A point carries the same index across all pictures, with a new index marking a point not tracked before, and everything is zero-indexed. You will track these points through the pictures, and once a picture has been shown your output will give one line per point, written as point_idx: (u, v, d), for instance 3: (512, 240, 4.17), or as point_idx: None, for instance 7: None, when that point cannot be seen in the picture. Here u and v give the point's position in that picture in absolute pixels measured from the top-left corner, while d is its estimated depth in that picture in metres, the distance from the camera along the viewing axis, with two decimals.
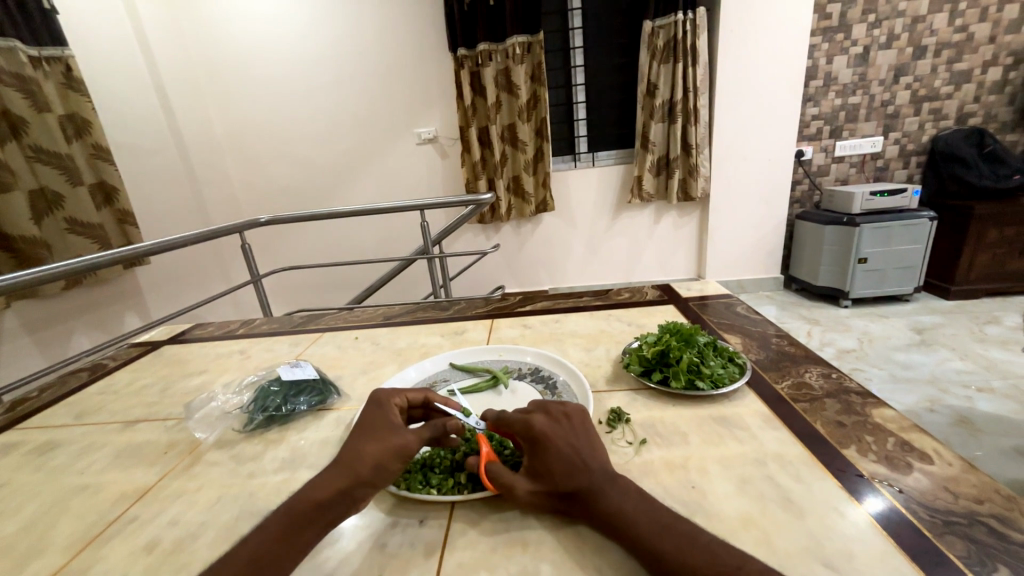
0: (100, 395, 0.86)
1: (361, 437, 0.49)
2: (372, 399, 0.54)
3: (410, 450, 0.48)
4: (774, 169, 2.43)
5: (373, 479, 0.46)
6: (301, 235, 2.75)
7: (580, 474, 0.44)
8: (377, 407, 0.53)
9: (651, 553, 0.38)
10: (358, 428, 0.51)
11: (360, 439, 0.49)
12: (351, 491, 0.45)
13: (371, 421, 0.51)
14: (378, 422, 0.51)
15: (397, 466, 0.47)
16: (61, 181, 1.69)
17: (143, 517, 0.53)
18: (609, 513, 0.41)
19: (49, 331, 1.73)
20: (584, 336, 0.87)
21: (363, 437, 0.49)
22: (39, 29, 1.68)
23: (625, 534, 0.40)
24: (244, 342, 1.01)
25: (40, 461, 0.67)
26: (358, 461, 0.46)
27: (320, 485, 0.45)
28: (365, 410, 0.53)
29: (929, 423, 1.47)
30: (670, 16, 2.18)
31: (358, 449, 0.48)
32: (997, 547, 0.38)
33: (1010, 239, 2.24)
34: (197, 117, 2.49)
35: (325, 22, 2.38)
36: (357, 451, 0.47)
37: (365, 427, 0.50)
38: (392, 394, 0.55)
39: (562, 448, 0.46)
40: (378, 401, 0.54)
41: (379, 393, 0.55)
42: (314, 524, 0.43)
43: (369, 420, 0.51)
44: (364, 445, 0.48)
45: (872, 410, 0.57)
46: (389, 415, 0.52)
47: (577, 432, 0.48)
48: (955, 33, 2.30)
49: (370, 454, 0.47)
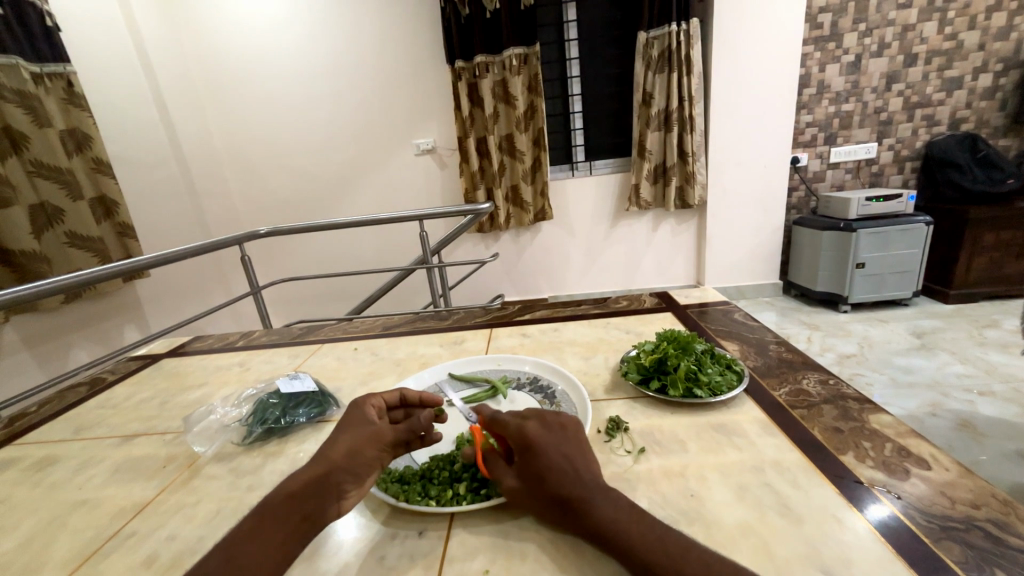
0: (100, 409, 0.86)
1: (337, 433, 0.52)
2: (353, 403, 0.57)
3: (384, 438, 0.50)
4: (769, 176, 2.45)
5: (348, 466, 0.47)
6: (301, 246, 2.77)
7: (566, 479, 0.44)
8: (355, 407, 0.55)
9: (637, 559, 0.38)
10: (336, 427, 0.53)
11: (336, 436, 0.51)
12: (327, 477, 0.46)
13: (348, 419, 0.54)
14: (354, 418, 0.53)
15: (372, 453, 0.49)
16: (61, 196, 1.70)
17: (142, 531, 0.53)
18: (598, 524, 0.41)
19: (49, 345, 1.73)
20: (583, 344, 0.87)
21: (339, 432, 0.52)
22: (43, 47, 1.71)
23: (615, 541, 0.40)
24: (244, 354, 1.02)
25: (39, 476, 0.67)
26: (332, 452, 0.49)
27: (295, 479, 0.47)
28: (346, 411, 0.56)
29: (931, 429, 1.46)
30: (663, 27, 2.22)
31: (331, 444, 0.50)
32: (994, 551, 0.38)
33: (1007, 243, 2.25)
34: (197, 131, 2.52)
35: (325, 35, 2.42)
36: (331, 444, 0.50)
37: (341, 426, 0.53)
38: (370, 395, 0.58)
39: (552, 455, 0.46)
40: (356, 402, 0.56)
41: (358, 397, 0.57)
42: (291, 518, 0.43)
43: (347, 418, 0.54)
44: (338, 438, 0.50)
45: (869, 416, 0.58)
46: (367, 410, 0.54)
47: (567, 434, 0.49)
48: (945, 40, 2.34)
49: (344, 445, 0.49)
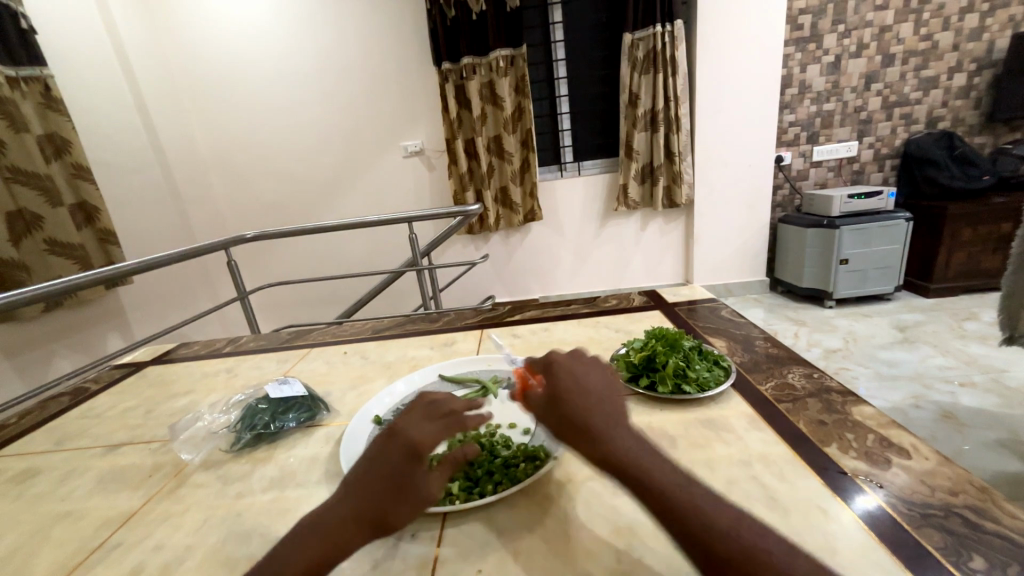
0: (83, 419, 0.84)
1: (392, 484, 0.43)
2: (408, 435, 0.45)
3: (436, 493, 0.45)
4: (754, 175, 2.49)
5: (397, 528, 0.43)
6: (289, 250, 2.74)
7: (601, 414, 0.43)
8: (414, 447, 0.44)
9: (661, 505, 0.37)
10: (383, 451, 0.46)
11: (393, 490, 0.43)
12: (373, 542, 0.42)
13: (404, 463, 0.44)
14: (414, 469, 0.44)
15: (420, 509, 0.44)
16: (41, 203, 1.67)
17: (128, 542, 0.52)
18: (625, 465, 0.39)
19: (29, 355, 1.69)
20: (573, 343, 0.87)
21: (394, 485, 0.43)
22: (18, 50, 1.67)
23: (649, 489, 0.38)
24: (231, 360, 1.00)
25: (20, 489, 0.65)
26: (387, 517, 0.42)
27: (339, 539, 0.41)
28: (398, 441, 0.45)
29: (914, 420, 1.50)
30: (648, 29, 2.24)
31: (389, 504, 0.43)
32: (971, 536, 0.39)
33: (984, 237, 2.31)
34: (180, 134, 2.48)
35: (310, 38, 2.40)
36: (387, 506, 0.43)
37: (396, 474, 0.44)
38: (431, 427, 0.46)
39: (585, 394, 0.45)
40: (413, 439, 0.45)
41: (421, 433, 0.45)
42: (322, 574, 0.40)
43: (401, 461, 0.44)
44: (394, 495, 0.43)
45: (852, 408, 0.59)
46: (424, 430, 0.46)
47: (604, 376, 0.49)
48: (921, 41, 2.40)
49: (401, 511, 0.43)
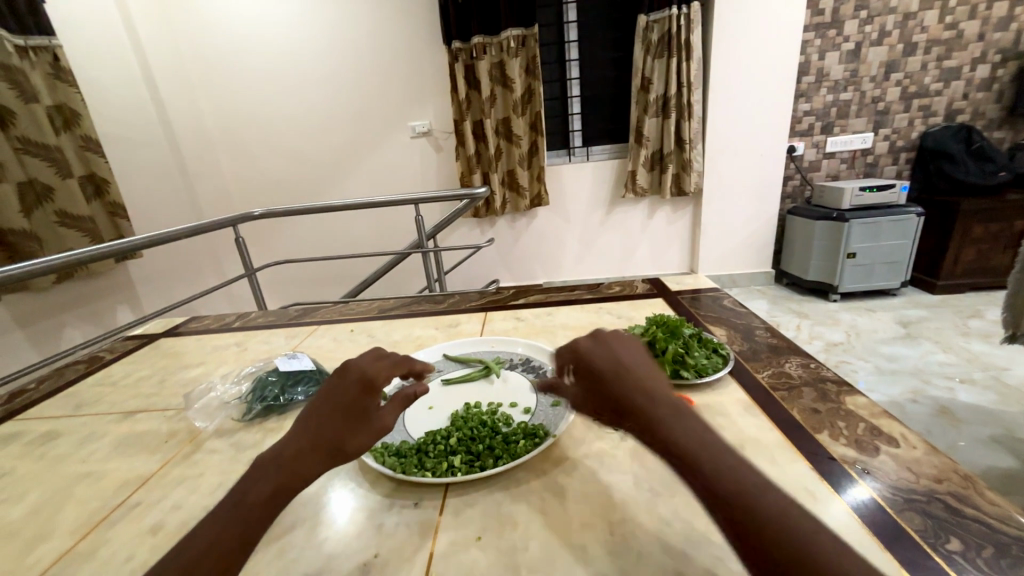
0: (99, 387, 0.87)
1: (340, 416, 0.48)
2: (354, 371, 0.52)
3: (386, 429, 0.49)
4: (764, 166, 2.46)
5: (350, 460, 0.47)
6: (296, 228, 2.76)
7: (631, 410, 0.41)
8: (359, 382, 0.51)
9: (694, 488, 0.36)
10: (335, 386, 0.51)
11: (343, 423, 0.48)
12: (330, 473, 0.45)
13: (347, 396, 0.50)
14: (358, 402, 0.49)
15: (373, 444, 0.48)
16: (50, 173, 1.68)
17: (147, 502, 0.55)
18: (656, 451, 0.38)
19: (41, 325, 1.73)
20: (576, 328, 0.89)
21: (343, 417, 0.48)
22: (26, 19, 1.66)
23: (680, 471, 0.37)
24: (241, 335, 1.03)
25: (42, 450, 0.68)
26: (338, 446, 0.46)
27: (296, 467, 0.44)
28: (343, 377, 0.51)
29: (911, 414, 1.51)
30: (664, 11, 2.18)
31: (340, 434, 0.47)
32: (950, 520, 0.41)
33: (995, 234, 2.29)
34: (187, 109, 2.47)
35: (319, 13, 2.36)
36: (337, 435, 0.47)
37: (344, 408, 0.49)
38: (374, 365, 0.52)
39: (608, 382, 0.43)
40: (361, 377, 0.51)
41: (365, 367, 0.52)
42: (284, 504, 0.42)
43: (347, 396, 0.50)
44: (344, 427, 0.47)
45: (846, 397, 0.60)
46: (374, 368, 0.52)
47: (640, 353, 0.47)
48: (945, 30, 2.33)
49: (352, 440, 0.47)
